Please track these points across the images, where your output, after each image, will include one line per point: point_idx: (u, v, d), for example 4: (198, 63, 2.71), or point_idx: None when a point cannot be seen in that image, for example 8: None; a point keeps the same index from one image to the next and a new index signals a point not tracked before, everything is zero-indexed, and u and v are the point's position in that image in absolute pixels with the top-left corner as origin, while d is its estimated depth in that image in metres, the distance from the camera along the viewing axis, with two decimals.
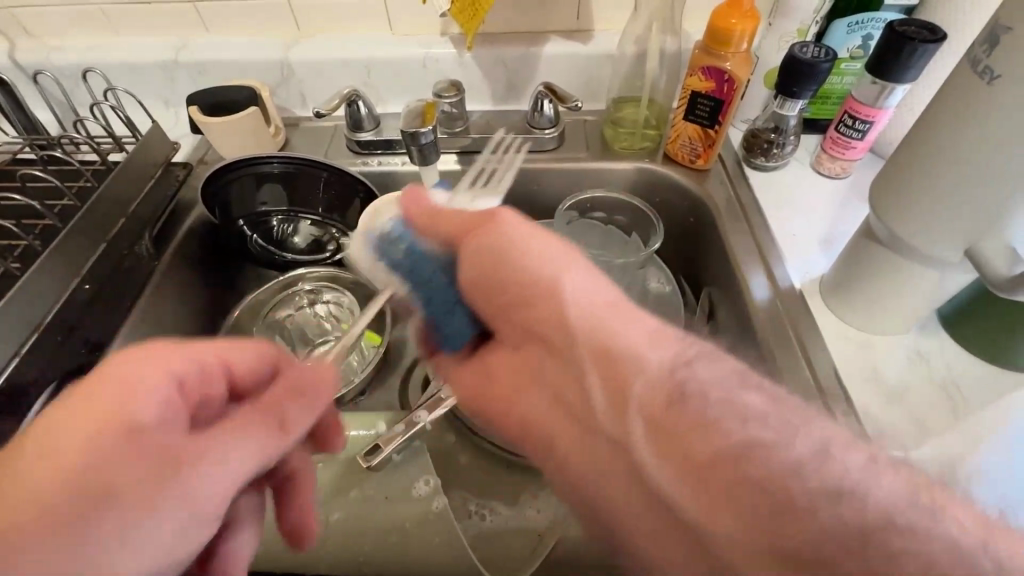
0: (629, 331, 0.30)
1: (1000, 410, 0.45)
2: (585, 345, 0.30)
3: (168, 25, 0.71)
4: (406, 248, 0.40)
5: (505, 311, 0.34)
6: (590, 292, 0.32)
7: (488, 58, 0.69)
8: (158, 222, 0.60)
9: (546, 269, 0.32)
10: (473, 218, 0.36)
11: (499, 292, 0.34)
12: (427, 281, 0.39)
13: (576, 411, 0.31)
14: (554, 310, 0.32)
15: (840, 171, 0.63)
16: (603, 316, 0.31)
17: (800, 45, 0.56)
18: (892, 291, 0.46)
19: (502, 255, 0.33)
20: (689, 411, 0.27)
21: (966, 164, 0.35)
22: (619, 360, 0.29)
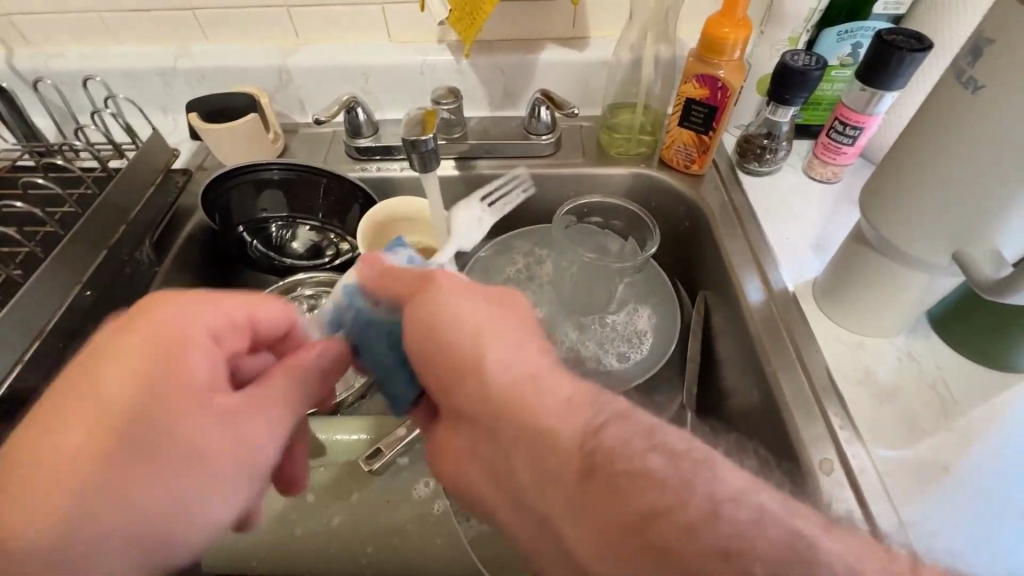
0: (551, 389, 0.30)
1: (987, 415, 0.46)
2: (508, 416, 0.29)
3: (167, 32, 0.71)
4: (354, 311, 0.40)
5: (438, 377, 0.33)
6: (510, 356, 0.31)
7: (485, 65, 0.70)
8: (159, 228, 0.61)
9: (477, 332, 0.32)
10: (422, 282, 0.36)
11: (433, 356, 0.33)
12: (372, 345, 0.39)
13: (502, 478, 0.30)
14: (493, 386, 0.30)
15: (831, 176, 0.64)
16: (525, 378, 0.30)
17: (792, 53, 0.57)
18: (883, 293, 0.47)
19: (437, 322, 0.33)
20: (602, 476, 0.26)
21: (953, 171, 0.36)
22: (537, 426, 0.28)
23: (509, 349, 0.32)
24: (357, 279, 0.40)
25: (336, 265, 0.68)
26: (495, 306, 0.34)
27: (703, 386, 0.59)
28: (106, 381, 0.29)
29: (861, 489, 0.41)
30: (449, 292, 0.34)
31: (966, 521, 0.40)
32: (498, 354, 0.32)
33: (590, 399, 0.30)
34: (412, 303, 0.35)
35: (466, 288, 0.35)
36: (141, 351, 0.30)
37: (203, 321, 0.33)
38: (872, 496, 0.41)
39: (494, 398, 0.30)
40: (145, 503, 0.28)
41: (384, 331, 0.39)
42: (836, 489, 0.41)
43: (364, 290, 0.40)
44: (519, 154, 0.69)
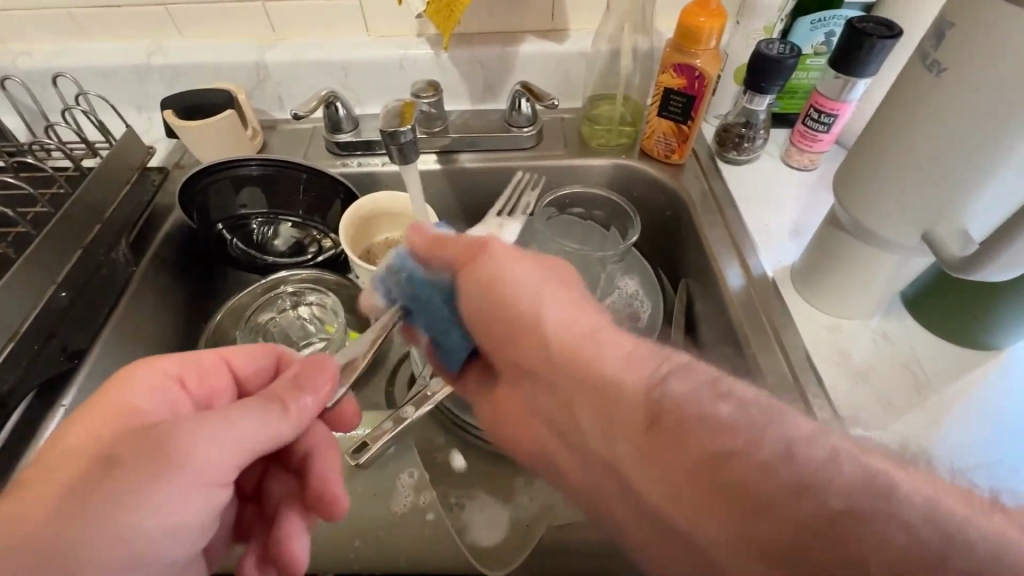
0: (607, 341, 0.32)
1: (984, 368, 0.49)
2: (574, 365, 0.32)
3: (140, 29, 0.70)
4: (406, 284, 0.42)
5: (500, 340, 0.36)
6: (570, 312, 0.34)
7: (465, 58, 0.70)
8: (135, 228, 0.60)
9: (536, 299, 0.35)
10: (467, 246, 0.38)
11: (500, 316, 0.35)
12: (432, 317, 0.41)
13: (572, 425, 0.33)
14: (569, 338, 0.33)
15: (808, 163, 0.65)
16: (590, 334, 0.33)
17: (767, 42, 0.58)
18: (859, 274, 0.48)
19: (495, 284, 0.35)
20: (673, 425, 0.28)
21: (920, 154, 0.37)
22: (605, 377, 0.31)
23: (575, 311, 0.34)
24: (408, 245, 0.42)
25: (319, 261, 0.68)
26: (559, 279, 0.36)
27: None
28: (82, 445, 0.35)
29: None
30: (497, 258, 0.37)
31: (956, 452, 0.44)
32: (570, 318, 0.34)
33: (647, 353, 0.32)
34: (466, 271, 0.37)
35: (517, 257, 0.37)
36: (106, 415, 0.37)
37: (134, 397, 0.39)
38: None
39: (560, 347, 0.32)
40: (127, 539, 0.33)
41: (439, 301, 0.41)
42: None
43: (412, 256, 0.42)
44: (500, 147, 0.69)
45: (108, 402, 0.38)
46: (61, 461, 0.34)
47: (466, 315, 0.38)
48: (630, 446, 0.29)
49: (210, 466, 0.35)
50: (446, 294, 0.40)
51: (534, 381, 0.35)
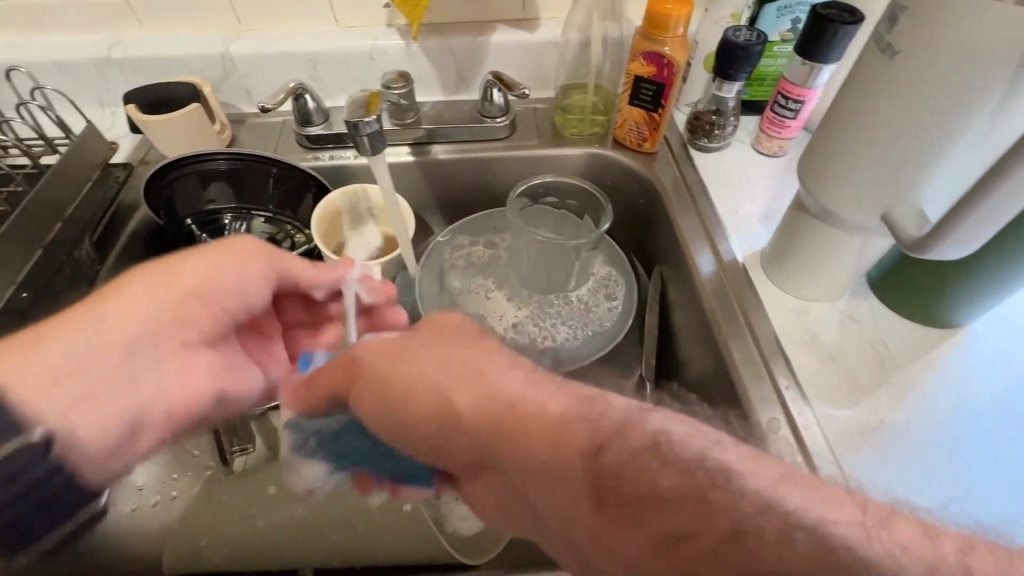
0: (532, 417, 0.29)
1: (943, 345, 0.50)
2: (510, 448, 0.29)
3: (99, 21, 0.68)
4: (316, 434, 0.40)
5: (434, 445, 0.33)
6: (481, 388, 0.31)
7: (436, 48, 0.70)
8: (99, 226, 0.58)
9: (437, 390, 0.32)
10: (355, 353, 0.36)
11: (417, 415, 0.32)
12: (352, 448, 0.40)
13: (523, 511, 0.31)
14: (491, 425, 0.30)
15: (777, 150, 0.66)
16: (509, 405, 0.30)
17: (734, 28, 0.58)
18: (824, 256, 0.49)
19: (389, 387, 0.33)
20: (614, 504, 0.26)
21: (877, 136, 0.38)
22: (541, 457, 0.28)
23: (482, 379, 0.31)
24: (292, 410, 0.40)
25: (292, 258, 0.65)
26: (463, 345, 0.34)
27: (661, 358, 0.61)
28: (139, 323, 0.37)
29: (805, 443, 0.44)
30: (395, 351, 0.35)
31: (908, 478, 0.42)
32: (483, 393, 0.31)
33: (575, 409, 0.29)
34: (358, 391, 0.35)
35: (401, 350, 0.35)
36: (173, 297, 0.39)
37: (236, 283, 0.42)
38: (815, 449, 0.43)
39: (485, 433, 0.30)
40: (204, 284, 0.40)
41: (343, 432, 0.39)
42: (782, 447, 0.43)
43: (302, 386, 0.39)
44: (473, 138, 0.69)
45: (220, 271, 0.41)
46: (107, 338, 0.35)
47: (378, 429, 0.34)
48: (582, 533, 0.28)
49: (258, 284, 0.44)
50: (342, 417, 0.39)
51: (479, 474, 0.32)
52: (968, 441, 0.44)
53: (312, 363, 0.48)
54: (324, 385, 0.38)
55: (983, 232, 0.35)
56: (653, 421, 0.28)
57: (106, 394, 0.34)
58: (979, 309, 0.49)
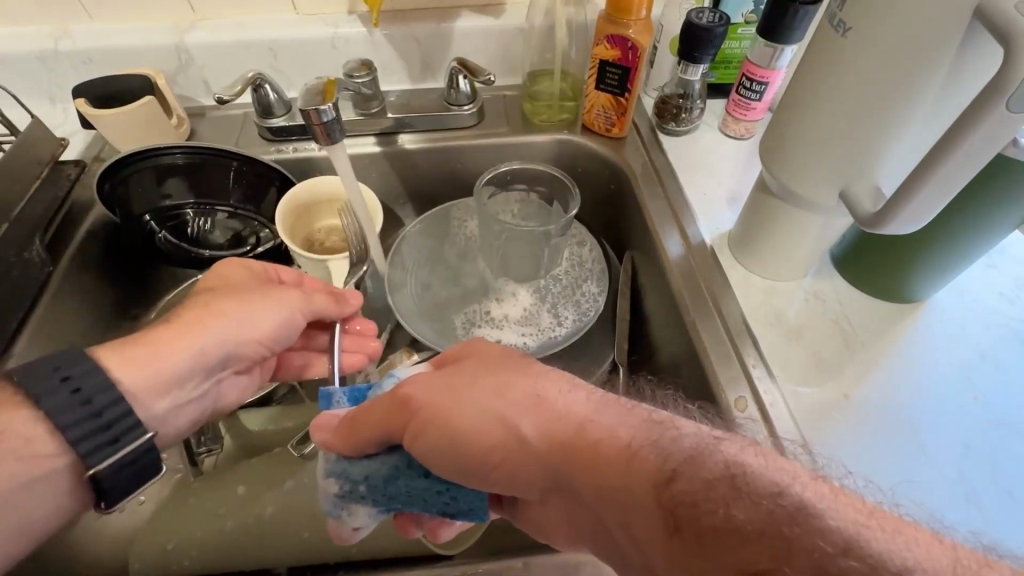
0: (601, 446, 0.32)
1: (905, 319, 0.52)
2: (580, 472, 0.33)
3: (42, 11, 0.65)
4: (366, 480, 0.39)
5: (501, 474, 0.35)
6: (547, 420, 0.34)
7: (400, 36, 0.68)
8: (50, 227, 0.56)
9: (500, 419, 0.35)
10: (401, 397, 0.36)
11: (483, 452, 0.35)
12: (405, 491, 0.38)
13: (582, 521, 0.35)
14: (563, 447, 0.33)
15: (743, 133, 0.67)
16: (575, 428, 0.33)
17: (697, 11, 0.58)
18: (789, 234, 0.49)
19: (445, 424, 0.35)
20: (689, 532, 0.29)
21: (833, 113, 0.38)
22: (612, 481, 0.31)
23: (548, 413, 0.34)
24: (333, 449, 0.39)
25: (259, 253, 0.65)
26: (516, 373, 0.36)
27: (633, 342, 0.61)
28: (222, 344, 0.45)
29: (771, 420, 0.44)
30: (444, 394, 0.36)
31: (876, 460, 0.43)
32: (553, 425, 0.34)
33: (642, 434, 0.32)
34: (411, 432, 0.36)
35: (451, 383, 0.36)
36: (259, 328, 0.47)
37: (219, 336, 0.44)
38: (780, 426, 0.44)
39: (554, 455, 0.33)
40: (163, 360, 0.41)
41: (396, 475, 0.38)
42: (749, 426, 0.44)
43: (353, 422, 0.38)
44: (440, 127, 0.68)
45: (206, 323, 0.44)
46: (179, 323, 0.43)
47: (437, 465, 0.36)
48: (648, 550, 0.30)
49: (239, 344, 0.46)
50: (389, 459, 0.38)
51: (553, 494, 0.35)
52: (945, 427, 0.45)
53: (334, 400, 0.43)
54: (372, 424, 0.37)
55: (931, 205, 0.36)
56: (728, 452, 0.31)
57: (179, 399, 0.43)
58: (937, 283, 0.50)
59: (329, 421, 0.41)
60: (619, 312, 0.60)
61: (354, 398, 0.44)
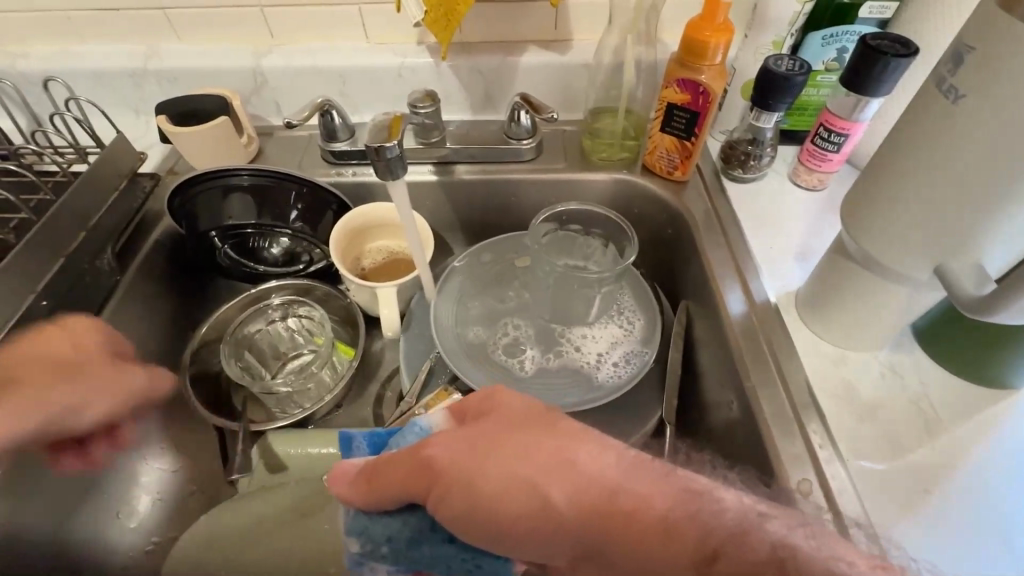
0: (637, 524, 0.30)
1: (1000, 403, 0.46)
2: (618, 545, 0.30)
3: (136, 32, 0.69)
4: (389, 542, 0.36)
5: (531, 546, 0.32)
6: (577, 488, 0.31)
7: (465, 67, 0.69)
8: (121, 238, 0.58)
9: (527, 484, 0.32)
10: (421, 456, 0.34)
11: (510, 519, 0.32)
12: (429, 557, 0.35)
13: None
14: (596, 518, 0.30)
15: (816, 183, 0.63)
16: (607, 493, 0.31)
17: (775, 57, 0.56)
18: (867, 305, 0.45)
19: (474, 486, 0.32)
20: None
21: (932, 187, 0.35)
22: (653, 558, 0.29)
23: (580, 481, 0.31)
24: (349, 501, 0.37)
25: (309, 271, 0.67)
26: (542, 432, 0.34)
27: (683, 398, 0.58)
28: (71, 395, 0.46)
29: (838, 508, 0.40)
30: (465, 457, 0.33)
31: (956, 545, 0.39)
32: (583, 491, 0.31)
33: (680, 506, 0.30)
34: (435, 497, 0.33)
35: (474, 441, 0.34)
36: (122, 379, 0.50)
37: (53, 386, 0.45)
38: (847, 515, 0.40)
39: (586, 527, 0.31)
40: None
41: (418, 539, 0.35)
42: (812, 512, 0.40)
43: (372, 477, 0.36)
44: (498, 160, 0.67)
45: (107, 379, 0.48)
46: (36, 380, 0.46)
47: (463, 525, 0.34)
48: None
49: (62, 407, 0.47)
50: (410, 523, 0.36)
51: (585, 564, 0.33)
52: None
53: (353, 443, 0.44)
54: (400, 481, 0.34)
55: None
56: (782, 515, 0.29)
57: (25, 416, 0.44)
58: None
59: (347, 470, 0.38)
60: (670, 365, 0.57)
61: (372, 443, 0.43)
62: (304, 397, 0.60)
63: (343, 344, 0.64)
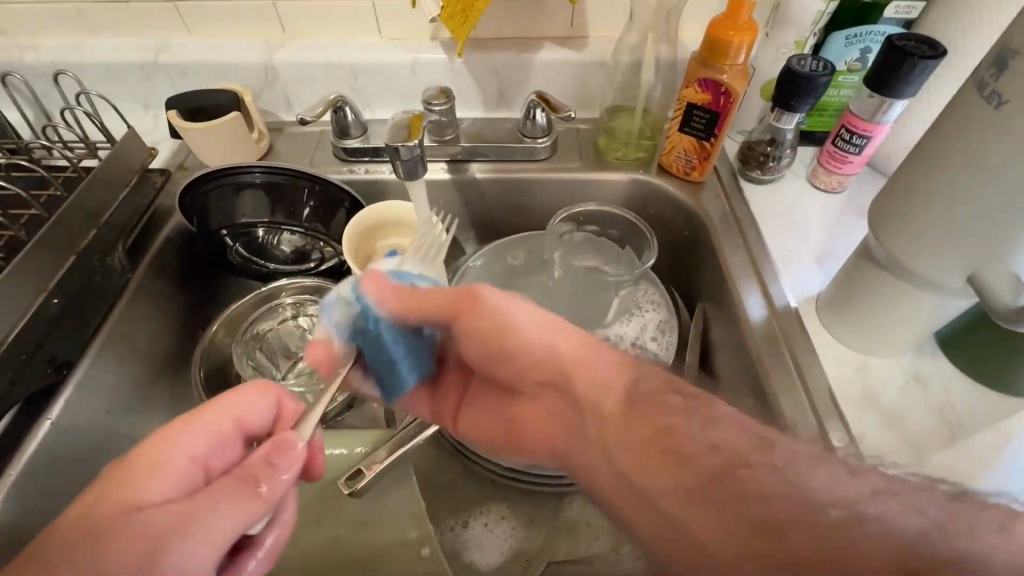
0: (589, 352, 0.37)
1: None
2: (574, 373, 0.37)
3: (146, 25, 0.68)
4: (361, 324, 0.40)
5: (504, 363, 0.41)
6: (552, 325, 0.39)
7: (480, 64, 0.68)
8: (133, 233, 0.58)
9: (550, 325, 0.39)
10: (462, 291, 0.40)
11: (522, 369, 0.40)
12: (380, 356, 0.42)
13: (712, 550, 0.27)
14: (532, 348, 0.39)
15: (835, 185, 0.62)
16: (581, 351, 0.37)
17: (798, 57, 0.54)
18: (894, 311, 0.44)
19: (511, 329, 0.39)
20: (723, 476, 0.28)
21: (967, 195, 0.34)
22: (592, 370, 0.36)
23: (554, 325, 0.39)
24: (363, 289, 0.41)
25: (320, 270, 0.66)
26: (497, 305, 0.40)
27: None
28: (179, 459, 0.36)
29: None
30: (493, 310, 0.40)
31: None
32: (547, 336, 0.38)
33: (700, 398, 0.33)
34: (462, 323, 0.40)
35: (506, 297, 0.40)
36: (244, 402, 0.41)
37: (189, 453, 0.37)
38: None
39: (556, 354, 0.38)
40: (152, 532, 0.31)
41: (422, 348, 0.45)
42: None
43: (379, 305, 0.41)
44: (512, 158, 0.67)
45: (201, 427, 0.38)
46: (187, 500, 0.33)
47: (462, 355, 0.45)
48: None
49: (187, 457, 0.37)
50: (421, 337, 0.44)
51: (527, 397, 0.41)
52: None
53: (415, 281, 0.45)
54: (421, 307, 0.40)
55: None
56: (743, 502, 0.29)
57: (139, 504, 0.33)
58: None
59: (384, 276, 0.42)
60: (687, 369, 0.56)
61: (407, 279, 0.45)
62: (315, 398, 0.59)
63: None
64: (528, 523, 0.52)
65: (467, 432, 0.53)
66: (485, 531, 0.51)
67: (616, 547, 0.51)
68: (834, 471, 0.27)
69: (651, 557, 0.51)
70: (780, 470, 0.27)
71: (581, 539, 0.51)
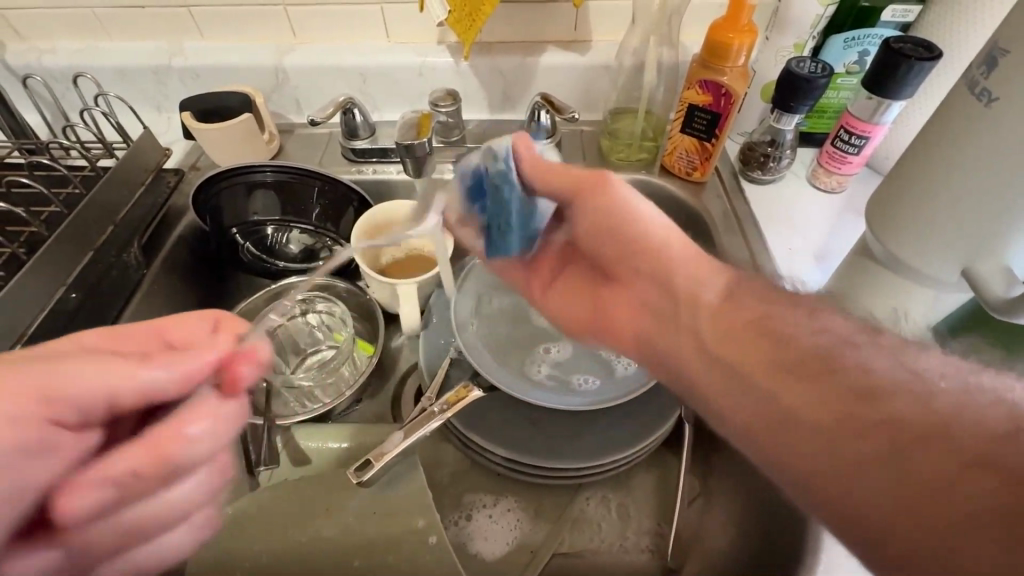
0: (677, 246, 0.39)
1: None
2: (662, 265, 0.39)
3: (161, 29, 0.70)
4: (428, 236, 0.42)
5: (612, 256, 0.41)
6: (656, 227, 0.41)
7: (486, 67, 0.69)
8: (148, 230, 0.59)
9: (632, 220, 0.41)
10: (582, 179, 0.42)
11: (623, 255, 0.41)
12: None
13: (800, 418, 0.28)
14: (640, 240, 0.40)
15: (836, 185, 0.63)
16: (665, 245, 0.40)
17: (797, 60, 0.56)
18: (893, 305, 0.45)
19: (621, 218, 0.41)
20: (823, 362, 0.30)
21: (961, 190, 0.35)
22: (683, 269, 0.38)
23: (647, 222, 0.41)
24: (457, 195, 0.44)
25: (329, 268, 0.68)
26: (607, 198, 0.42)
27: None
28: None
29: None
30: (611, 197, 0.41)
31: None
32: (654, 235, 0.40)
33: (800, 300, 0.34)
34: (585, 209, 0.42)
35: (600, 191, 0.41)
36: None
37: None
38: None
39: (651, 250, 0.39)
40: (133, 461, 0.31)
41: None
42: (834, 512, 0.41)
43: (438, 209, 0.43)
44: None
45: None
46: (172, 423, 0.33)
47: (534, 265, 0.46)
48: (861, 453, 0.26)
49: None
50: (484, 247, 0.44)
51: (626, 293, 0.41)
52: None
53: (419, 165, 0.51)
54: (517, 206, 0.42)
55: None
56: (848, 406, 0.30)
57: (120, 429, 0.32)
58: None
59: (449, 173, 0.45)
60: None
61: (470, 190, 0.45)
62: (324, 393, 0.61)
63: (363, 340, 0.65)
64: (532, 515, 0.53)
65: (473, 426, 0.54)
66: (488, 522, 0.53)
67: (619, 541, 0.52)
68: (942, 367, 0.28)
69: (654, 550, 0.51)
70: (874, 362, 0.29)
71: (584, 531, 0.52)
